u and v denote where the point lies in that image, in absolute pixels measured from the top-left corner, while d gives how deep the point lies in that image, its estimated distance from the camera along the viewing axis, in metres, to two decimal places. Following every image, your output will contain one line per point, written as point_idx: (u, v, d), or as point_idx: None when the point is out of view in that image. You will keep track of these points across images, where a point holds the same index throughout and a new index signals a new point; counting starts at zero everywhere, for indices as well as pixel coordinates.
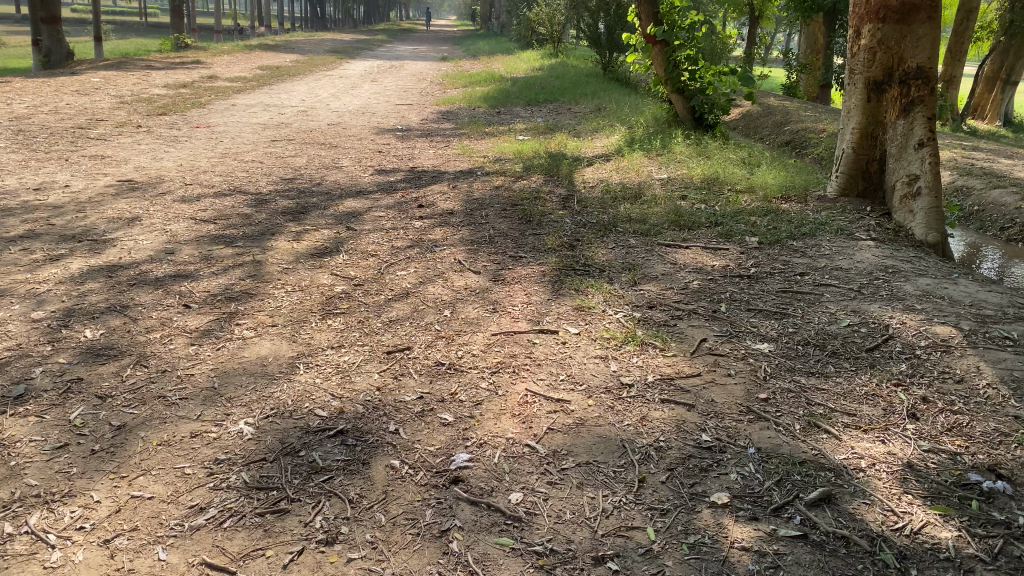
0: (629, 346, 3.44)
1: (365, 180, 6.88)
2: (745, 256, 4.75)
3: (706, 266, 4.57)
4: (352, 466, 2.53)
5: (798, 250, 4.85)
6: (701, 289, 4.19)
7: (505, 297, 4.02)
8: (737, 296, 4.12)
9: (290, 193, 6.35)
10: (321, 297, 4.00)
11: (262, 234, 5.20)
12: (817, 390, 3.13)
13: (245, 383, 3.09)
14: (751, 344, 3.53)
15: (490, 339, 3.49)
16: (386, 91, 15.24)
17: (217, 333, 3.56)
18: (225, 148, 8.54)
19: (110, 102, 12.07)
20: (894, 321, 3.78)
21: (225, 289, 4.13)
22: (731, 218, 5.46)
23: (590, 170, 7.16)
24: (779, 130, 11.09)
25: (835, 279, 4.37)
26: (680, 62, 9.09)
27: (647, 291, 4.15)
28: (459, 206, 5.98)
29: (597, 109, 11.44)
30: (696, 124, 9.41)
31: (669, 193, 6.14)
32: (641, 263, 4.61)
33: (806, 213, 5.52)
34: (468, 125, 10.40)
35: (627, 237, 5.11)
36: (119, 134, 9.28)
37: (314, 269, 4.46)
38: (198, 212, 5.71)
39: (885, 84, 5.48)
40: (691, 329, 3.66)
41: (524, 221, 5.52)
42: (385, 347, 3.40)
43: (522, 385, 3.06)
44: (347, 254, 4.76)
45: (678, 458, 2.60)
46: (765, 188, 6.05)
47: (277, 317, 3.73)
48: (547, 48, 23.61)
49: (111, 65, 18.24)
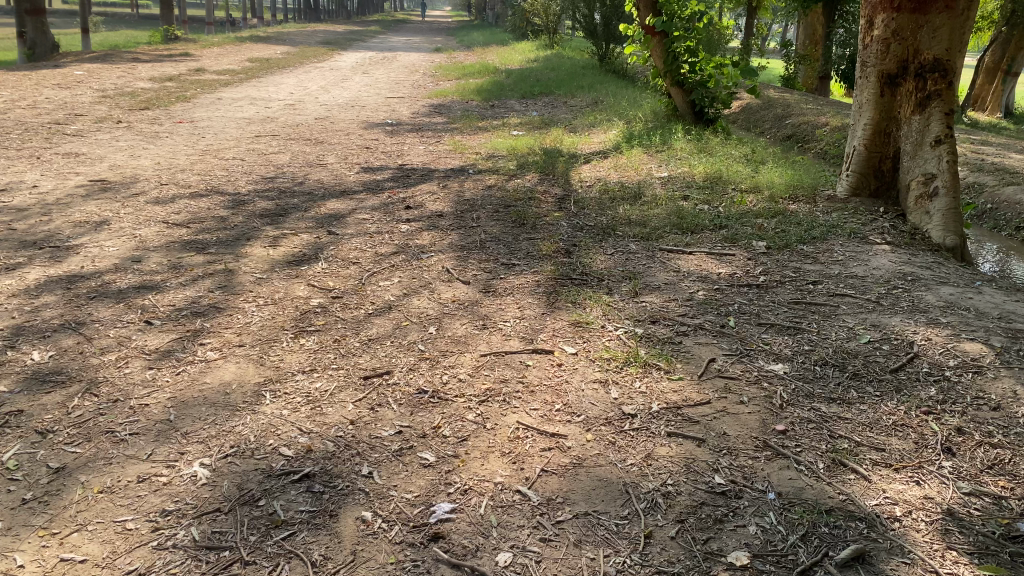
0: (630, 368, 3.13)
1: (351, 180, 6.56)
2: (754, 263, 4.44)
3: (711, 274, 4.26)
4: (318, 519, 2.22)
5: (810, 256, 4.54)
6: (707, 300, 3.87)
7: (496, 311, 3.71)
8: (746, 308, 3.80)
9: (271, 193, 6.02)
10: (295, 312, 3.68)
11: (237, 239, 4.88)
12: (841, 420, 2.81)
13: (205, 416, 2.78)
14: (765, 364, 3.22)
15: (479, 360, 3.18)
16: (377, 84, 14.87)
17: (178, 355, 3.24)
18: (207, 145, 8.21)
19: (93, 96, 11.72)
20: (919, 338, 3.47)
21: (191, 303, 3.81)
22: (736, 220, 5.14)
23: (587, 168, 6.83)
24: (781, 124, 10.77)
25: (851, 288, 4.06)
26: (680, 54, 8.75)
27: (650, 303, 3.83)
28: (448, 207, 5.66)
29: (594, 102, 11.11)
30: (696, 119, 9.08)
31: (670, 193, 5.83)
32: (642, 271, 4.30)
33: (816, 215, 5.20)
34: (460, 119, 10.06)
35: (626, 242, 4.80)
36: (98, 130, 8.93)
37: (289, 279, 4.14)
38: (170, 215, 5.38)
39: (899, 77, 5.16)
40: (699, 348, 3.34)
41: (517, 224, 5.20)
42: (362, 371, 3.08)
43: (513, 416, 2.74)
44: (327, 262, 4.45)
45: (689, 507, 2.29)
46: (771, 186, 5.73)
47: (246, 336, 3.41)
48: (542, 38, 23.22)
49: (97, 57, 17.84)
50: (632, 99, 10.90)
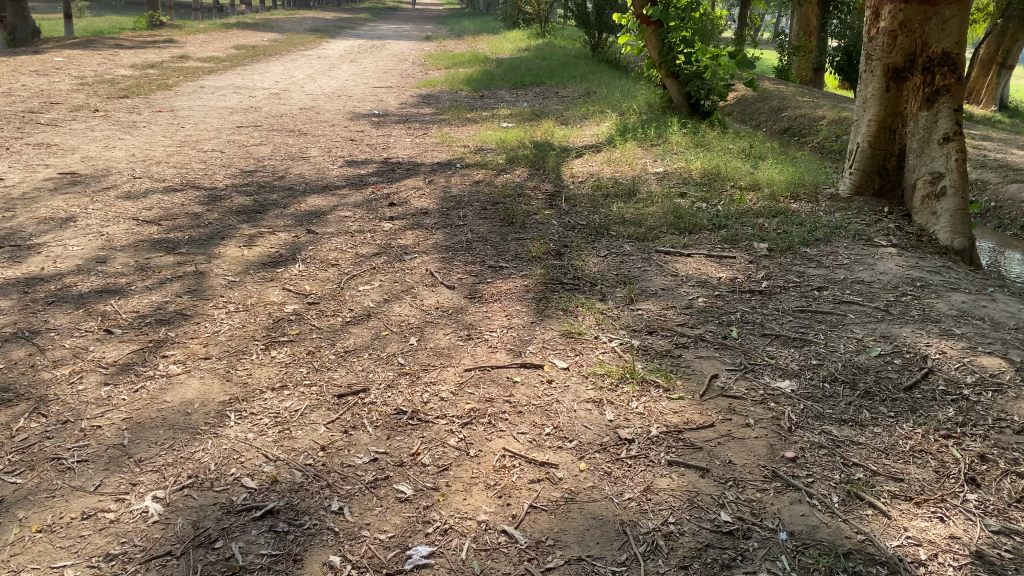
0: (626, 386, 2.91)
1: (334, 174, 6.30)
2: (755, 267, 4.22)
3: (711, 279, 4.04)
4: (280, 565, 1.99)
5: (813, 260, 4.32)
6: (707, 308, 3.65)
7: (482, 319, 3.47)
8: (748, 317, 3.59)
9: (249, 188, 5.77)
10: (268, 320, 3.44)
11: (210, 238, 4.62)
12: (854, 446, 2.60)
13: (162, 440, 2.54)
14: (771, 382, 3.00)
15: (463, 376, 2.94)
16: (365, 73, 14.56)
17: (137, 370, 2.99)
18: (186, 136, 7.92)
19: (71, 83, 11.39)
20: (933, 351, 3.26)
21: (156, 309, 3.56)
22: (736, 220, 4.92)
23: (579, 163, 6.59)
24: (777, 116, 10.55)
25: (858, 295, 3.85)
26: (675, 45, 8.52)
27: (647, 311, 3.61)
28: (434, 204, 5.41)
29: (586, 93, 10.86)
30: (692, 111, 8.84)
31: (666, 190, 5.60)
32: (637, 275, 4.07)
33: (818, 214, 4.98)
34: (449, 110, 9.80)
35: (620, 243, 4.57)
36: (73, 119, 8.63)
37: (263, 283, 3.89)
38: (141, 211, 5.12)
39: (906, 72, 4.93)
40: (699, 363, 3.12)
41: (506, 223, 4.96)
42: (337, 388, 2.84)
43: (499, 442, 2.52)
44: (304, 264, 4.20)
45: (692, 550, 2.07)
46: (771, 184, 5.51)
47: (212, 347, 3.17)
48: (533, 27, 22.91)
49: (78, 43, 17.44)
50: (625, 91, 10.66)
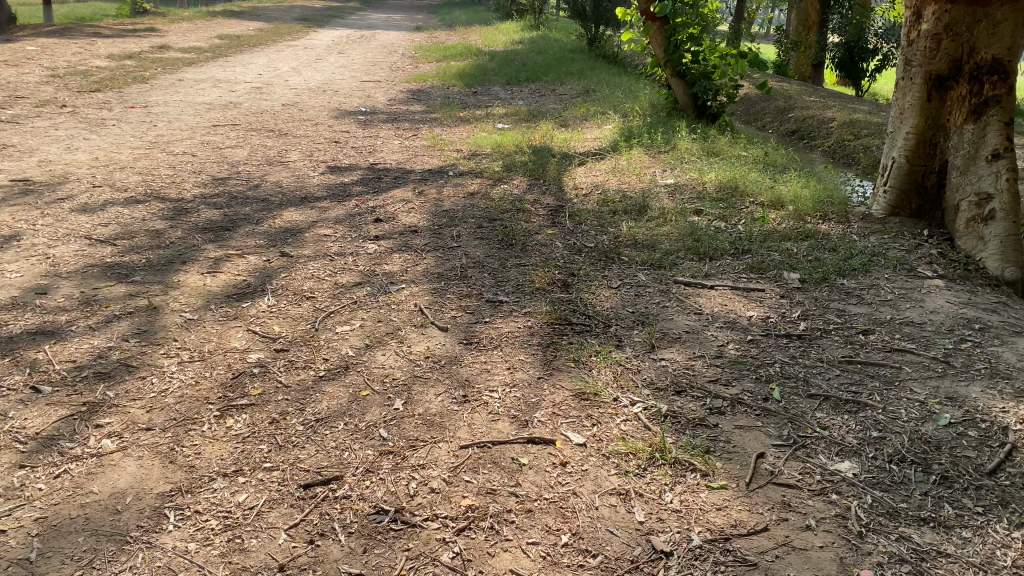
0: (657, 472, 2.40)
1: (315, 182, 5.76)
2: (789, 303, 3.72)
3: (741, 319, 3.53)
4: None
5: (853, 294, 3.82)
6: (741, 359, 3.14)
7: (480, 373, 2.96)
8: (789, 371, 3.09)
9: (220, 199, 5.23)
10: (226, 375, 2.91)
11: (169, 262, 4.09)
12: (942, 559, 2.10)
13: (80, 553, 2.01)
14: (827, 463, 2.50)
15: (459, 456, 2.43)
16: (353, 65, 13.98)
17: (61, 446, 2.45)
18: (157, 135, 7.36)
19: (39, 75, 10.77)
20: (1011, 419, 2.76)
21: (96, 358, 3.02)
22: (760, 245, 4.41)
23: (581, 172, 6.08)
24: (783, 117, 10.07)
25: (911, 341, 3.35)
26: (682, 43, 8.00)
27: (671, 362, 3.10)
28: (424, 221, 4.88)
29: (584, 91, 10.35)
30: (699, 114, 8.30)
31: (679, 205, 5.09)
32: (656, 313, 3.56)
33: (852, 238, 4.48)
34: (440, 108, 9.26)
35: (634, 271, 4.06)
36: (36, 115, 8.05)
37: (225, 323, 3.37)
38: (96, 227, 4.57)
39: (951, 80, 4.42)
40: (740, 436, 2.62)
41: (503, 245, 4.45)
42: (303, 475, 2.33)
43: (503, 560, 2.01)
44: (275, 296, 3.68)
45: None
46: (796, 201, 5.00)
47: (157, 414, 2.64)
48: (527, 19, 22.35)
49: (54, 31, 16.80)
50: (626, 89, 10.14)
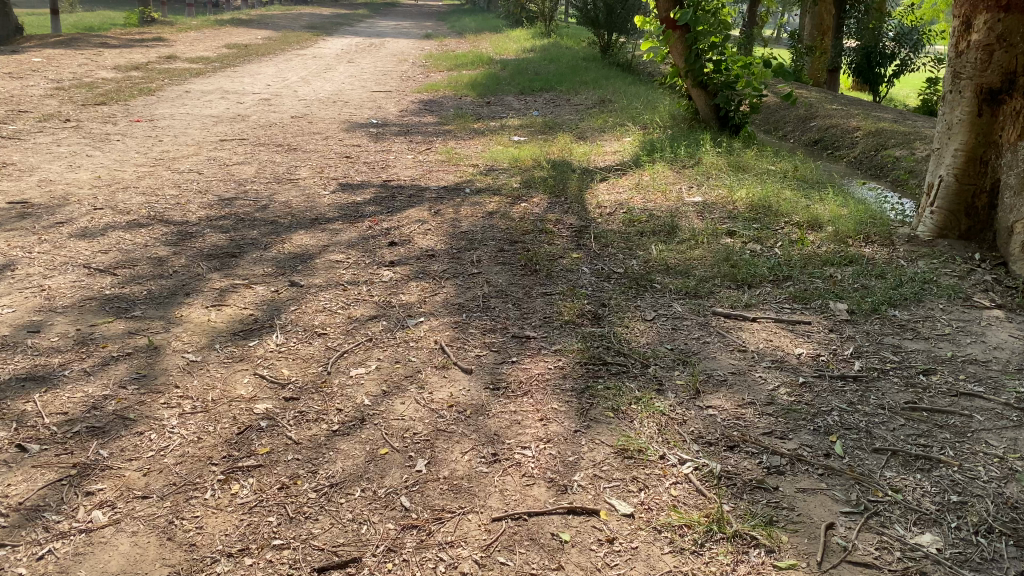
0: (716, 551, 2.12)
1: (325, 202, 5.50)
2: (839, 339, 3.44)
3: (789, 358, 3.26)
4: None
5: (907, 327, 3.54)
6: (796, 408, 2.87)
7: (510, 425, 2.69)
8: (849, 420, 2.81)
9: (226, 222, 4.98)
10: (231, 429, 2.65)
11: (172, 294, 3.83)
12: None
13: None
14: (905, 535, 2.22)
15: (492, 532, 2.16)
16: (362, 74, 13.75)
17: (45, 519, 2.19)
18: (162, 151, 7.13)
19: (45, 88, 10.57)
20: None
21: (90, 410, 2.76)
22: (801, 271, 4.13)
23: (603, 189, 5.80)
24: (805, 125, 9.78)
25: (978, 383, 3.06)
26: (704, 52, 7.73)
27: (719, 412, 2.83)
28: (441, 244, 4.62)
29: (600, 101, 10.09)
30: (722, 125, 8.00)
31: (711, 225, 4.81)
32: (697, 350, 3.29)
33: (899, 263, 4.20)
34: (453, 119, 9.02)
35: (668, 301, 3.79)
36: (39, 130, 7.84)
37: (231, 366, 3.11)
38: (96, 255, 4.32)
39: (1004, 94, 4.13)
40: (804, 502, 2.35)
41: (527, 271, 4.17)
42: (318, 556, 2.06)
43: None
44: (284, 333, 3.41)
45: None
46: (835, 221, 4.72)
47: (155, 479, 2.38)
48: (537, 26, 22.12)
49: (61, 41, 16.65)
50: (645, 99, 9.87)
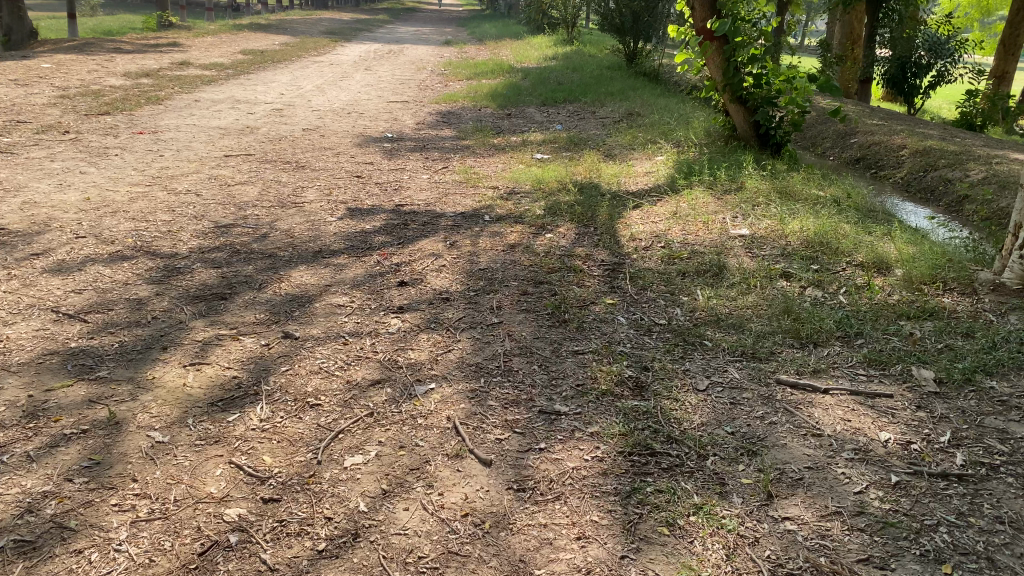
0: None
1: (331, 230, 5.00)
2: (932, 421, 2.86)
3: (877, 447, 2.68)
4: None
5: (1012, 404, 2.95)
6: (894, 522, 2.30)
7: (540, 547, 2.15)
8: (964, 541, 2.23)
9: (220, 254, 4.48)
10: (192, 550, 2.12)
11: (147, 347, 3.32)
12: None
13: None
14: None
15: None
16: (380, 83, 13.26)
17: None
18: (161, 167, 6.66)
19: (49, 96, 10.15)
20: None
21: (23, 514, 2.24)
22: (873, 326, 3.56)
23: (637, 218, 5.26)
24: (846, 142, 9.17)
25: None
26: (744, 65, 7.15)
27: (799, 526, 2.27)
28: (457, 285, 4.09)
29: (629, 114, 9.54)
30: (762, 144, 7.45)
31: (763, 266, 4.26)
32: (764, 435, 2.73)
33: (985, 318, 3.62)
34: (473, 133, 8.50)
35: (723, 364, 3.23)
36: (36, 144, 7.39)
37: (203, 451, 2.58)
38: (69, 295, 3.83)
39: None
40: None
41: (554, 321, 3.64)
42: None
43: None
44: (271, 405, 2.89)
45: None
46: (906, 264, 4.15)
47: None
48: (560, 32, 21.53)
49: (76, 46, 16.29)
50: (677, 113, 9.31)
